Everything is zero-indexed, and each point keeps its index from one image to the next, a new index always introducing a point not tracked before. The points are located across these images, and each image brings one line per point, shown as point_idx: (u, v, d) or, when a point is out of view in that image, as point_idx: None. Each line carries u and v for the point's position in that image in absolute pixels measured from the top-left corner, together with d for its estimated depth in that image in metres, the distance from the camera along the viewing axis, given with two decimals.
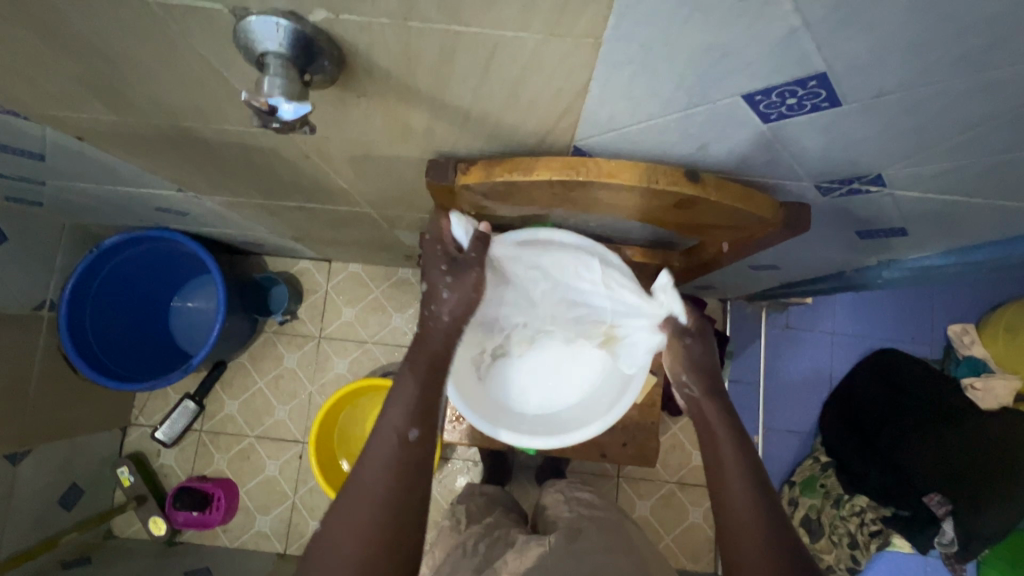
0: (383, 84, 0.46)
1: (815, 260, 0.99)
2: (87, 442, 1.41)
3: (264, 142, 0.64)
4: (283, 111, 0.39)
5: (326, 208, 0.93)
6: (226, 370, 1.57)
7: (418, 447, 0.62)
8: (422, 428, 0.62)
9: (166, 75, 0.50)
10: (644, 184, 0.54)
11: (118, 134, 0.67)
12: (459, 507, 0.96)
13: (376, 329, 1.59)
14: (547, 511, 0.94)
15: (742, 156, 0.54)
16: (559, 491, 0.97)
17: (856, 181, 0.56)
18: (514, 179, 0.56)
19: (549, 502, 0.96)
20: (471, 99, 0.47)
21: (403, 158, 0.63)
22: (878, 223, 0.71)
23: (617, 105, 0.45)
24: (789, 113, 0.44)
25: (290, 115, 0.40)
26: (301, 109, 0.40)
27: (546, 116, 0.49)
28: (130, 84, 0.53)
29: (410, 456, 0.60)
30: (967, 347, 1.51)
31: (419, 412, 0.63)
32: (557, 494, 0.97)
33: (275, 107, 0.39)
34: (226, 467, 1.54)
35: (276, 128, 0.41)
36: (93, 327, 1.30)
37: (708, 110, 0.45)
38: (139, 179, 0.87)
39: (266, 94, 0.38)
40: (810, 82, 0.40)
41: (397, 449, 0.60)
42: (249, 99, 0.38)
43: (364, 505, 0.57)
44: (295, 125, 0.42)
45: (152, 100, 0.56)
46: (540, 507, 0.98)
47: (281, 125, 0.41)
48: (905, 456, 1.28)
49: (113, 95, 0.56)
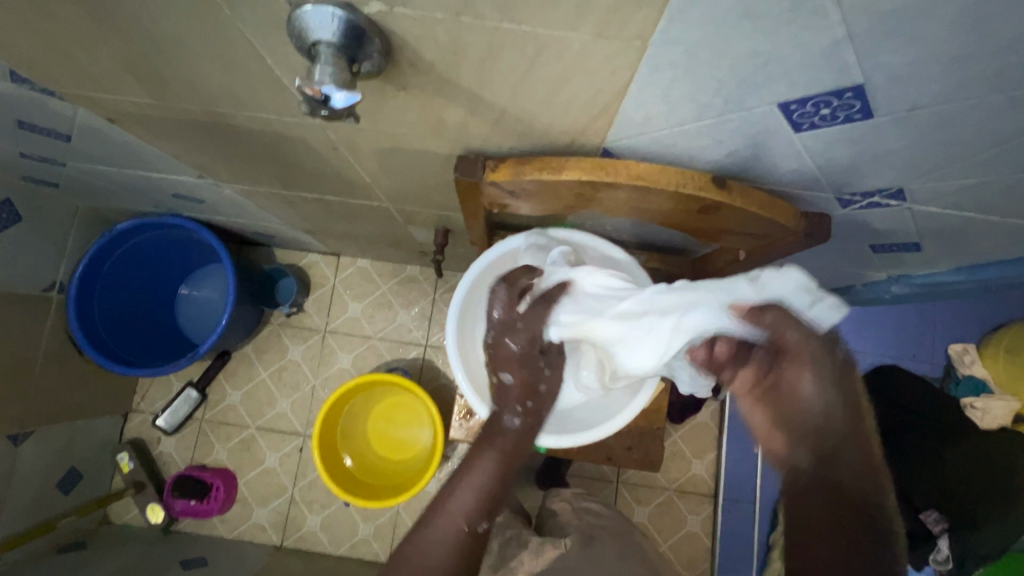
0: (426, 77, 0.47)
1: (825, 273, 1.01)
2: (88, 426, 1.41)
3: (295, 132, 0.65)
4: (336, 100, 0.41)
5: (345, 201, 0.94)
6: (231, 359, 1.57)
7: (481, 541, 0.65)
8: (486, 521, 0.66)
9: (208, 60, 0.51)
10: (673, 188, 0.55)
11: (148, 117, 0.68)
12: None
13: (382, 324, 1.59)
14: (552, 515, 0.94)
15: (769, 164, 0.55)
16: (566, 499, 0.95)
17: (877, 194, 0.58)
18: (543, 178, 0.57)
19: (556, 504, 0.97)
20: (510, 96, 0.48)
21: (431, 152, 0.64)
22: (894, 237, 0.72)
23: (654, 108, 0.47)
24: (821, 123, 0.45)
25: (341, 103, 0.41)
26: (353, 96, 0.41)
27: (580, 116, 0.50)
28: (171, 67, 0.54)
29: (475, 548, 0.64)
30: (967, 367, 1.53)
31: (486, 504, 0.67)
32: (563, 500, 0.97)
33: (328, 96, 0.40)
34: (226, 458, 1.54)
35: (325, 115, 0.42)
36: (101, 311, 1.30)
37: (742, 116, 0.46)
38: (162, 165, 0.88)
39: (318, 82, 0.39)
40: (846, 93, 0.41)
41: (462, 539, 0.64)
42: (303, 85, 0.39)
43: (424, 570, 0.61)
44: (343, 112, 0.43)
45: (190, 84, 0.57)
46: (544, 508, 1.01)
47: (331, 113, 0.42)
48: (907, 476, 1.30)
49: (153, 76, 0.56)
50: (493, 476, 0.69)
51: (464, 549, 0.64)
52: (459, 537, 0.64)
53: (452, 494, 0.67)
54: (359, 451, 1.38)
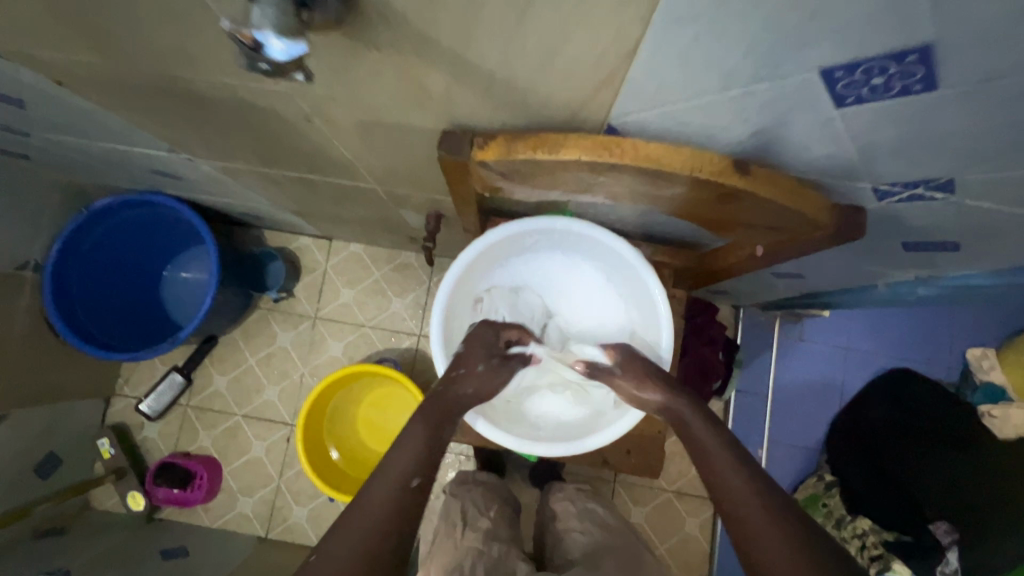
0: (399, 33, 0.39)
1: (845, 272, 0.93)
2: (69, 410, 1.36)
3: (263, 101, 0.58)
4: (273, 50, 0.33)
5: (329, 182, 0.87)
6: (218, 344, 1.52)
7: (418, 499, 0.59)
8: (423, 478, 0.61)
9: (151, 10, 0.44)
10: (686, 172, 0.48)
11: (101, 80, 0.61)
12: (453, 505, 0.91)
13: (374, 312, 1.53)
14: (556, 522, 0.91)
15: (799, 148, 0.47)
16: (569, 500, 0.95)
17: (922, 185, 0.50)
18: (538, 157, 0.50)
19: (558, 509, 0.94)
20: (499, 58, 0.40)
21: (414, 127, 0.56)
22: (930, 235, 0.64)
23: (669, 75, 0.39)
24: (870, 97, 0.38)
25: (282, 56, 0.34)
26: (298, 49, 0.34)
27: (582, 86, 0.42)
28: (110, 17, 0.46)
29: (412, 505, 0.58)
30: (985, 373, 1.43)
31: (423, 462, 0.62)
32: (567, 501, 0.95)
33: (261, 42, 0.32)
34: (211, 445, 1.49)
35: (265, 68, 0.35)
36: (80, 291, 1.24)
37: (773, 86, 0.38)
38: (129, 137, 0.81)
39: (252, 26, 0.32)
40: (907, 57, 0.33)
41: (398, 496, 0.58)
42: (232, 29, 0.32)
43: (359, 539, 0.54)
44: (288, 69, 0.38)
45: (135, 39, 0.50)
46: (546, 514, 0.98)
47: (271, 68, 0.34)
48: (913, 481, 1.28)
49: (92, 28, 0.49)
50: (430, 437, 0.65)
51: (403, 507, 0.58)
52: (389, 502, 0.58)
53: (387, 459, 0.62)
54: (346, 443, 1.32)
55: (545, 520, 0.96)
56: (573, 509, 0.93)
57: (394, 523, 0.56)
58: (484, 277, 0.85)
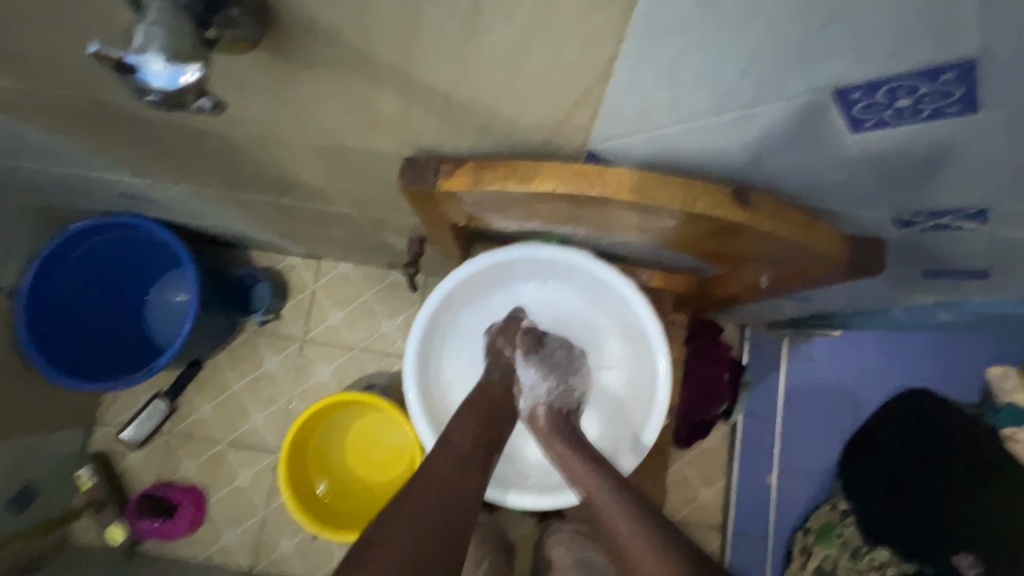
0: (335, 51, 0.34)
1: (857, 297, 0.86)
2: (45, 441, 1.28)
3: (210, 126, 0.52)
4: (153, 74, 0.29)
5: (302, 206, 0.81)
6: (204, 368, 1.44)
7: (467, 465, 0.59)
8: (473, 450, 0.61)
9: (55, 16, 0.39)
10: (680, 206, 0.42)
11: (37, 103, 0.56)
12: None
13: (364, 334, 1.45)
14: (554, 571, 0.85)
15: (811, 175, 0.41)
16: (567, 543, 0.90)
17: (948, 214, 0.45)
18: (509, 189, 0.44)
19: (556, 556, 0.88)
20: (455, 80, 0.35)
21: (378, 153, 0.50)
22: (956, 262, 0.58)
23: (654, 98, 0.33)
24: (893, 119, 0.33)
25: (167, 83, 0.29)
26: (185, 75, 0.29)
27: (550, 110, 0.37)
28: (16, 27, 0.41)
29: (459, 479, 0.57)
30: (1007, 393, 1.15)
31: (480, 442, 0.62)
32: (564, 548, 0.89)
33: (136, 66, 0.29)
34: (195, 474, 1.40)
35: (154, 100, 0.30)
36: (56, 319, 1.18)
37: (778, 108, 0.33)
38: (85, 161, 0.75)
39: (125, 48, 0.28)
40: (945, 75, 0.28)
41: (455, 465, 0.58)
42: (102, 51, 0.28)
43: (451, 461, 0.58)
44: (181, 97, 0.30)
45: (49, 53, 0.45)
46: (542, 562, 0.92)
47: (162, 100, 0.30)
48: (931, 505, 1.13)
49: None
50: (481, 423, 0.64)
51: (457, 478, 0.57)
52: (469, 452, 0.60)
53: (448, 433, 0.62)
54: (333, 475, 1.26)
55: (543, 567, 0.90)
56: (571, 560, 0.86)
57: (476, 455, 0.61)
58: (446, 345, 0.80)
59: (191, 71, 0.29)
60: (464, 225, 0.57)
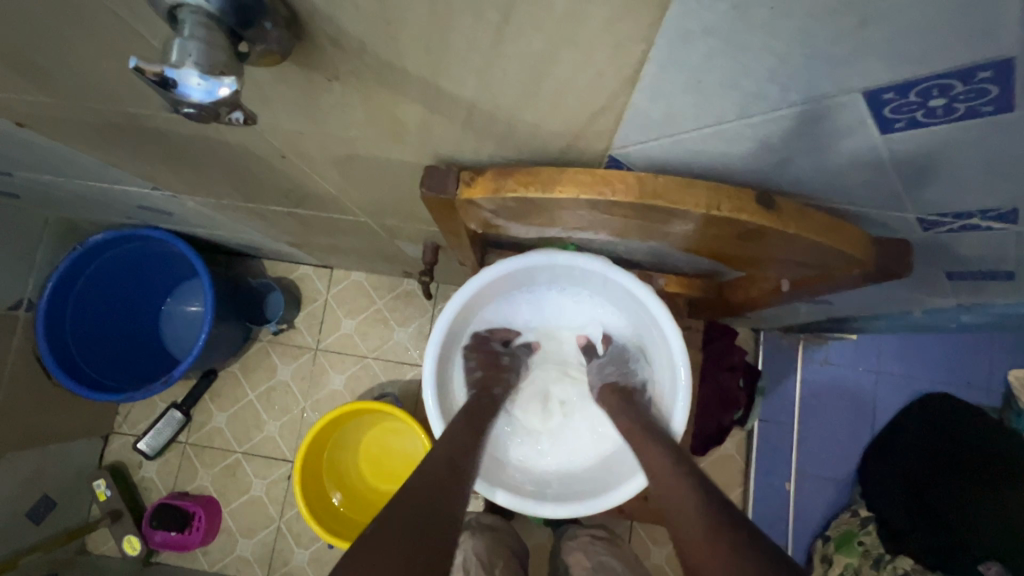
0: (360, 60, 0.34)
1: (878, 300, 0.85)
2: (63, 451, 1.29)
3: (230, 137, 0.53)
4: (191, 89, 0.29)
5: (318, 215, 0.82)
6: (218, 378, 1.45)
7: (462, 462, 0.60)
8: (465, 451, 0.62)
9: (86, 34, 0.40)
10: (703, 210, 0.42)
11: (63, 119, 0.58)
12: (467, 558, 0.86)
13: (377, 342, 1.45)
14: None
15: (838, 177, 0.41)
16: (583, 551, 0.89)
17: (974, 215, 0.43)
18: (531, 195, 0.44)
19: (573, 564, 0.87)
20: (478, 87, 0.35)
21: (397, 161, 0.51)
22: (981, 263, 0.56)
23: (681, 103, 0.33)
24: (926, 120, 0.32)
25: (204, 97, 0.30)
26: (221, 88, 0.30)
27: (574, 117, 0.37)
28: (45, 44, 0.42)
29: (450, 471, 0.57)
30: None
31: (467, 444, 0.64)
32: (581, 554, 0.88)
33: (172, 79, 0.29)
34: (210, 484, 1.40)
35: (190, 113, 0.31)
36: (74, 330, 1.19)
37: (806, 111, 0.33)
38: (105, 173, 0.77)
39: (165, 63, 0.29)
40: (980, 74, 0.28)
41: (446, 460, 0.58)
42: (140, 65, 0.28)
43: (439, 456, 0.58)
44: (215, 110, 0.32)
45: (76, 67, 0.45)
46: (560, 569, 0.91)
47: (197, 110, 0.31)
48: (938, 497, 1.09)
49: (27, 52, 0.44)
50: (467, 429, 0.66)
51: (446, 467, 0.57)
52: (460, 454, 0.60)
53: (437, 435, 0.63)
54: (348, 485, 1.26)
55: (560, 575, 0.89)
56: (588, 566, 0.85)
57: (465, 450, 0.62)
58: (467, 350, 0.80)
59: (227, 84, 0.30)
60: (479, 232, 0.57)
